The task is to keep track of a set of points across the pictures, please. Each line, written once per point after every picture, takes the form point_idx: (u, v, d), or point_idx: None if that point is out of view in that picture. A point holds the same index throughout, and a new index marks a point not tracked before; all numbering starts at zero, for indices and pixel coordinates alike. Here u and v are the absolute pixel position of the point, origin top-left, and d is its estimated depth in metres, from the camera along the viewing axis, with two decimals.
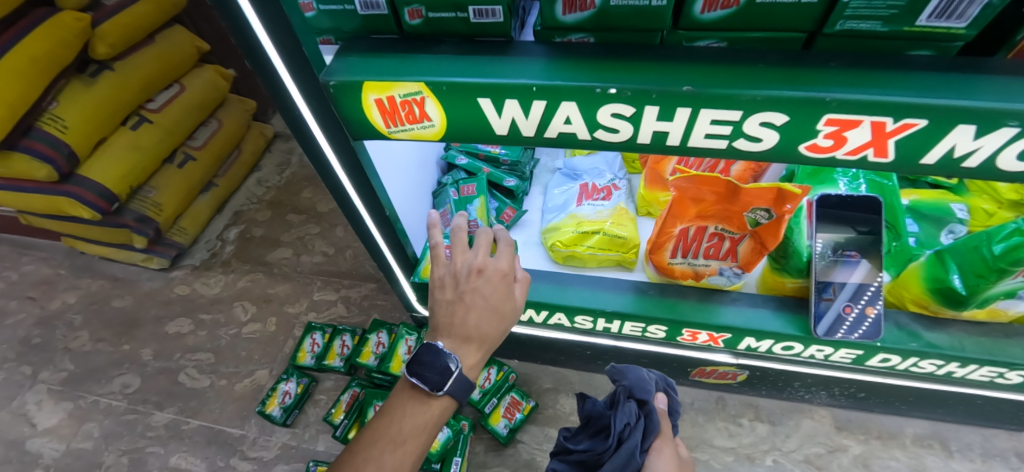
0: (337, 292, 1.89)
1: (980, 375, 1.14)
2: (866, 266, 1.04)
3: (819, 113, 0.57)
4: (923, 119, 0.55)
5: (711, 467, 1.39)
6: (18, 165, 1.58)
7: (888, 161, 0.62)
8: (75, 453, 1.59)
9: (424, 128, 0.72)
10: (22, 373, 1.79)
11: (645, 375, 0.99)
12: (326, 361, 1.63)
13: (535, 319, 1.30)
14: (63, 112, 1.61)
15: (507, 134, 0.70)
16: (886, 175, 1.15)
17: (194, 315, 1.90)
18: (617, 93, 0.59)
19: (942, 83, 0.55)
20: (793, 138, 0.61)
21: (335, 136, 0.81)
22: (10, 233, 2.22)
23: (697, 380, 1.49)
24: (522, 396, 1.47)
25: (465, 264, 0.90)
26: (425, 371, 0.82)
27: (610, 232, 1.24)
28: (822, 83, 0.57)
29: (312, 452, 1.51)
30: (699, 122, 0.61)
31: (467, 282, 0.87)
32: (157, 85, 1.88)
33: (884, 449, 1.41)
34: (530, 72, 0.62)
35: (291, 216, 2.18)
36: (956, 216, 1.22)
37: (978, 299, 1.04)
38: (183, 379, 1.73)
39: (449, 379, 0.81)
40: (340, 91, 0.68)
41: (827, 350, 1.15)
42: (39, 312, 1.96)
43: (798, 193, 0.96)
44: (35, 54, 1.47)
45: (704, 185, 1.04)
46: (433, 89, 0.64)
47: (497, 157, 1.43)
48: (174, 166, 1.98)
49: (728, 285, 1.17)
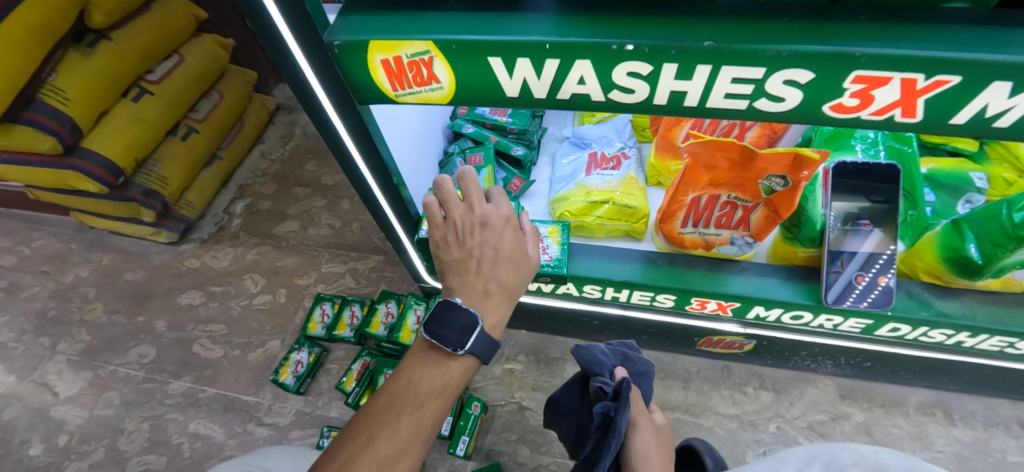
0: (345, 264, 1.90)
1: (990, 345, 1.13)
2: (878, 235, 1.02)
3: (848, 69, 0.54)
4: (957, 75, 0.53)
5: (714, 433, 1.41)
6: (21, 138, 1.57)
7: (915, 121, 0.59)
8: (97, 419, 1.63)
9: (432, 91, 0.70)
10: (41, 345, 1.82)
11: (598, 354, 1.10)
12: (336, 332, 1.65)
13: (544, 288, 1.30)
14: (63, 84, 1.59)
15: (519, 96, 0.68)
16: (905, 141, 1.12)
17: (205, 287, 1.91)
18: (634, 50, 0.57)
19: (980, 38, 0.52)
20: (818, 96, 0.58)
21: (341, 101, 0.79)
22: (19, 208, 2.22)
23: (704, 350, 1.50)
24: None
25: (464, 218, 0.84)
26: (443, 331, 0.76)
27: (620, 201, 1.21)
28: (851, 37, 0.54)
29: (325, 418, 1.54)
30: (718, 81, 0.59)
31: (472, 237, 0.83)
32: (155, 55, 1.84)
33: (886, 417, 1.42)
34: (540, 28, 0.60)
35: (296, 188, 2.17)
36: (975, 185, 1.18)
37: (993, 269, 1.02)
38: (198, 349, 1.75)
39: (471, 336, 0.75)
40: (345, 52, 0.66)
41: (837, 319, 1.14)
42: (54, 285, 1.98)
43: (815, 158, 0.94)
44: (30, 23, 1.44)
45: (718, 151, 1.01)
46: (441, 48, 0.62)
47: (504, 125, 1.40)
48: (177, 139, 1.97)
49: (739, 254, 1.17)
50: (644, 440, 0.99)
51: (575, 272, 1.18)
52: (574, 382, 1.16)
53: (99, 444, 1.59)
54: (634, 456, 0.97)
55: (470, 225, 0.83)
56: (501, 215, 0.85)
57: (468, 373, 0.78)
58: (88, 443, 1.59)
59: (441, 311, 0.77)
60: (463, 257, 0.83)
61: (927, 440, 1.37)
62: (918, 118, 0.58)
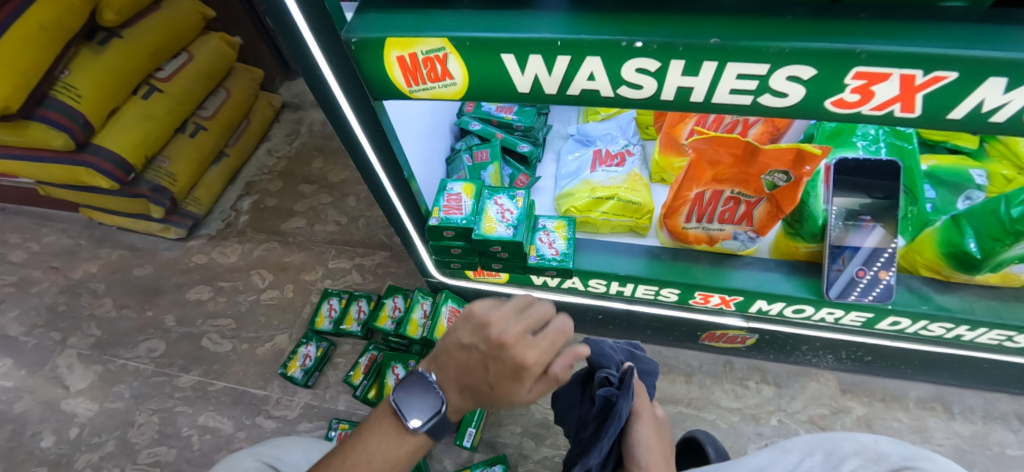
0: (351, 260, 1.92)
1: (989, 339, 1.15)
2: (880, 232, 1.05)
3: (849, 66, 0.57)
4: (954, 71, 0.55)
5: (717, 427, 1.43)
6: (35, 134, 1.60)
7: (915, 116, 0.61)
8: (108, 412, 1.66)
9: (445, 86, 0.72)
10: (52, 339, 1.84)
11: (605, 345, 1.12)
12: (343, 326, 1.67)
13: (549, 282, 1.32)
14: (75, 81, 1.61)
15: (530, 91, 0.70)
16: (907, 138, 1.14)
17: (213, 283, 1.94)
18: (643, 47, 0.59)
19: (977, 35, 0.54)
20: (820, 92, 0.60)
21: (356, 97, 0.81)
22: (29, 205, 2.25)
23: (706, 344, 1.52)
24: None
25: (498, 331, 0.78)
26: (409, 400, 0.80)
27: (625, 197, 1.24)
28: (852, 35, 0.56)
29: (333, 411, 1.56)
30: (724, 76, 0.61)
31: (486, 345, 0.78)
32: (164, 52, 1.86)
33: (887, 411, 1.44)
34: (552, 26, 0.62)
35: (302, 186, 2.20)
36: (975, 182, 1.20)
37: (992, 264, 1.04)
38: (206, 343, 1.78)
39: (432, 417, 0.79)
40: (362, 49, 0.68)
41: (838, 312, 1.16)
42: (64, 281, 2.01)
43: (818, 153, 0.96)
44: (43, 21, 1.47)
45: (722, 146, 1.03)
46: (456, 44, 0.64)
47: (510, 122, 1.43)
48: (185, 136, 1.99)
49: (741, 249, 1.19)
50: (645, 430, 1.02)
51: (581, 266, 1.20)
52: (578, 378, 1.17)
53: (110, 435, 1.61)
54: (638, 444, 1.00)
55: (474, 332, 0.80)
56: (502, 338, 0.77)
57: (419, 451, 0.80)
58: (99, 435, 1.62)
59: (412, 381, 0.83)
60: (458, 348, 0.82)
61: (926, 433, 1.39)
62: (917, 113, 0.60)
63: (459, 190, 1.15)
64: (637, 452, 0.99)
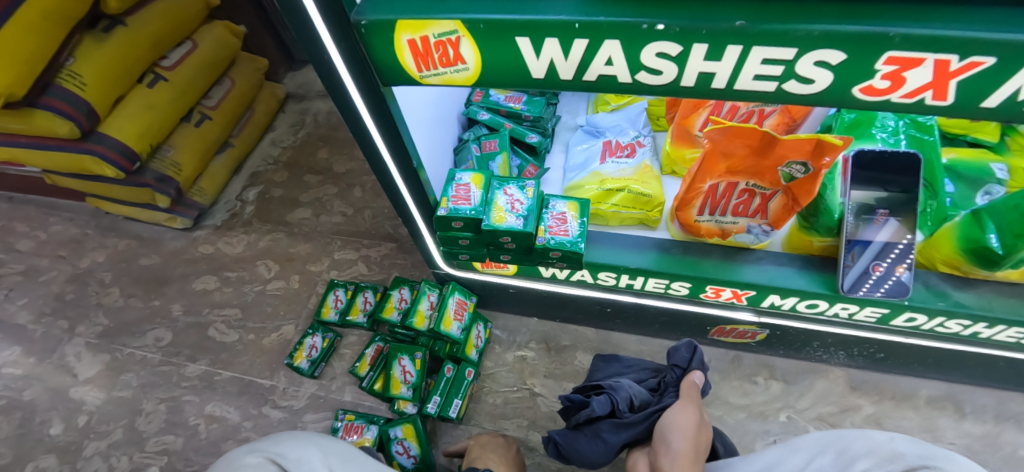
0: (357, 251, 1.91)
1: (1007, 337, 1.13)
2: (892, 225, 1.03)
3: (880, 50, 0.54)
4: (991, 57, 0.52)
5: (725, 422, 1.42)
6: (40, 122, 1.59)
7: (945, 104, 0.58)
8: (115, 400, 1.66)
9: (457, 72, 0.70)
10: (60, 327, 1.85)
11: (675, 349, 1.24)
12: (349, 317, 1.66)
13: (558, 275, 1.32)
14: (80, 68, 1.60)
15: (544, 77, 0.68)
16: (926, 130, 1.11)
17: (219, 273, 1.93)
18: (664, 30, 0.57)
19: (1016, 19, 0.52)
20: (848, 78, 0.58)
21: (365, 82, 0.79)
22: (35, 194, 2.25)
23: (715, 339, 1.50)
24: (484, 325, 1.56)
25: None
26: None
27: (635, 189, 1.21)
28: (884, 17, 0.54)
29: (339, 402, 1.56)
30: (748, 61, 0.58)
31: None
32: (169, 41, 1.85)
33: (897, 409, 1.41)
34: (569, 8, 0.60)
35: (308, 176, 2.18)
36: (996, 176, 1.17)
37: (1013, 260, 1.02)
38: (213, 333, 1.78)
39: None
40: (372, 32, 0.66)
41: (852, 308, 1.14)
42: (71, 270, 2.01)
43: (838, 144, 0.93)
44: (48, 7, 1.45)
45: (737, 137, 1.01)
46: (469, 27, 0.62)
47: (519, 112, 1.41)
48: (190, 125, 1.98)
49: (754, 243, 1.17)
50: (681, 419, 1.05)
51: (591, 258, 1.18)
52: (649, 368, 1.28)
53: (118, 424, 1.61)
54: (670, 428, 1.04)
55: None
56: None
57: None
58: (107, 423, 1.62)
59: None
60: None
61: (938, 432, 1.37)
62: (949, 101, 0.58)
63: (468, 180, 1.14)
64: (667, 434, 1.04)
